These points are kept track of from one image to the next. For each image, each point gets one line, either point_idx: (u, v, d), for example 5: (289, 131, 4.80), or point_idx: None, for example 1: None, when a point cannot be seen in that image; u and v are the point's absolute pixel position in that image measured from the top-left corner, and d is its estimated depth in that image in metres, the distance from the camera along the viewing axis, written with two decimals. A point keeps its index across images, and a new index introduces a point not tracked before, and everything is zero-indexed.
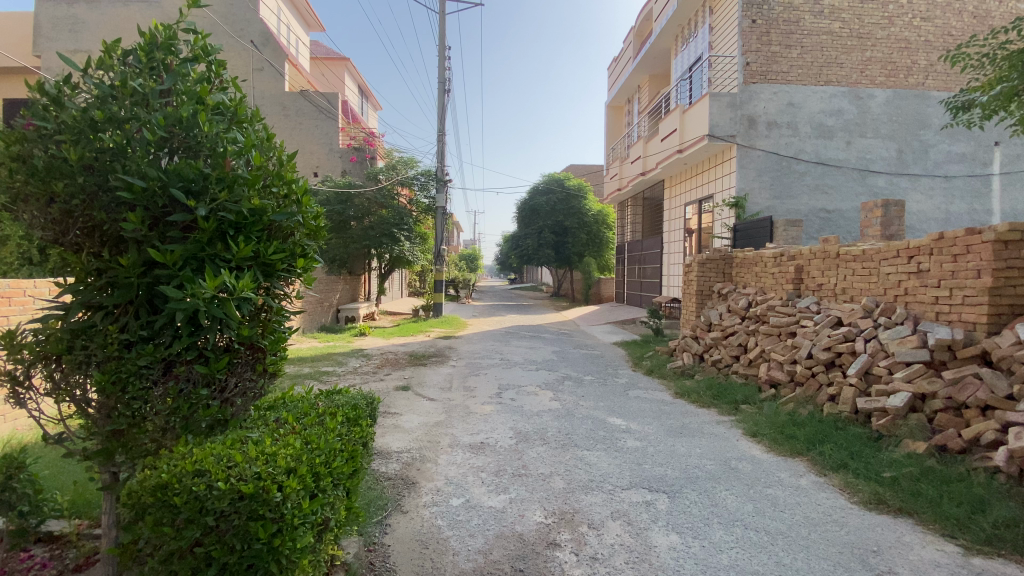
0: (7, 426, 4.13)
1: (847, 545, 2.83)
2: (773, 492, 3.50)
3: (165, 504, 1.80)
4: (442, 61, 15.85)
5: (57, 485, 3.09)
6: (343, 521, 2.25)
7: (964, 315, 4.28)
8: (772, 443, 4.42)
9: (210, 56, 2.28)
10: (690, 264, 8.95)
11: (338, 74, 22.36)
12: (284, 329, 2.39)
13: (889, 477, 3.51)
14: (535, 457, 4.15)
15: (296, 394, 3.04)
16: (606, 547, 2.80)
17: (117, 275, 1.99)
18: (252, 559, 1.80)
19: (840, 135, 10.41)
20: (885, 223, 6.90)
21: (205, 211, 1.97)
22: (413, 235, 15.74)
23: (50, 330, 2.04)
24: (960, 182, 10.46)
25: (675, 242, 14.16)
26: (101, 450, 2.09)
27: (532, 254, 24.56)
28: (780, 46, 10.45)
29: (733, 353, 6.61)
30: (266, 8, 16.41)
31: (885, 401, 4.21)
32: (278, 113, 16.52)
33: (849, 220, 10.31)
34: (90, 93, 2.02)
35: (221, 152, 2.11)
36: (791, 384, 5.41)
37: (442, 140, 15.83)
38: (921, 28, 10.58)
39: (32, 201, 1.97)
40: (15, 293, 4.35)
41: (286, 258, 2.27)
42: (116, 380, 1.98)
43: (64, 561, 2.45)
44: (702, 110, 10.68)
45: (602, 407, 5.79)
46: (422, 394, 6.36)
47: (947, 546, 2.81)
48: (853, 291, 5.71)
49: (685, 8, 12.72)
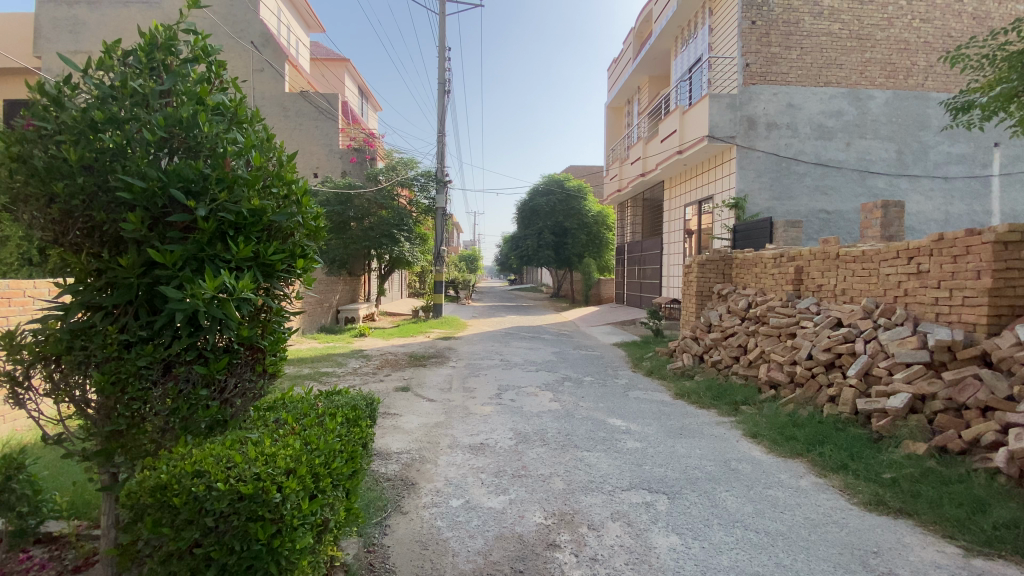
0: (7, 427, 4.14)
1: (847, 546, 2.82)
2: (773, 493, 3.50)
3: (165, 505, 1.79)
4: (442, 62, 15.85)
5: (57, 485, 3.09)
6: (343, 522, 2.24)
7: (964, 316, 4.27)
8: (772, 444, 4.42)
9: (210, 56, 2.28)
10: (690, 265, 8.95)
11: (338, 75, 22.39)
12: (284, 329, 2.40)
13: (888, 478, 3.51)
14: (535, 458, 4.14)
15: (296, 394, 3.04)
16: (606, 548, 2.80)
17: (117, 276, 1.99)
18: (252, 560, 1.79)
19: (840, 136, 10.41)
20: (884, 224, 6.89)
21: (205, 211, 1.97)
22: (413, 235, 15.77)
23: (49, 331, 2.04)
24: (960, 183, 10.46)
25: (674, 243, 14.17)
26: (100, 450, 2.08)
27: (532, 255, 24.56)
28: (780, 47, 10.46)
29: (733, 354, 6.61)
30: (266, 9, 16.43)
31: (886, 402, 4.20)
32: (278, 114, 16.54)
33: (849, 221, 10.32)
34: (90, 93, 2.02)
35: (221, 153, 2.11)
36: (791, 385, 5.41)
37: (442, 141, 15.84)
38: (921, 29, 10.59)
39: (31, 202, 1.96)
40: (15, 293, 4.35)
41: (286, 258, 2.27)
42: (115, 380, 1.98)
43: (64, 562, 2.45)
44: (702, 111, 10.68)
45: (602, 408, 5.79)
46: (422, 395, 6.36)
47: (947, 547, 2.81)
48: (853, 292, 5.71)
49: (685, 9, 12.73)
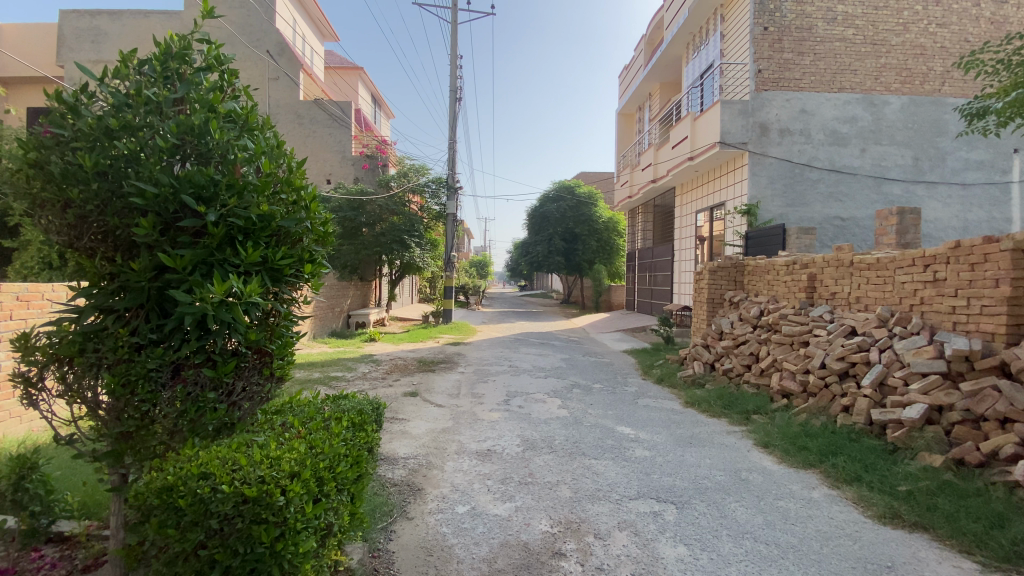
0: (23, 428, 4.25)
1: (860, 560, 2.77)
2: (785, 505, 3.43)
3: (171, 506, 1.81)
4: (454, 69, 16.01)
5: (69, 485, 3.14)
6: (348, 526, 2.26)
7: (982, 325, 4.19)
8: (783, 454, 4.35)
9: (223, 65, 2.32)
10: (702, 272, 8.87)
11: (351, 83, 22.58)
12: (292, 333, 2.43)
13: (904, 490, 3.44)
14: (542, 465, 4.12)
15: (302, 398, 3.05)
16: (612, 558, 2.77)
17: (129, 279, 2.03)
18: (254, 563, 1.80)
19: (854, 142, 10.30)
20: (900, 231, 6.79)
21: (215, 218, 2.01)
22: (423, 241, 15.85)
23: (63, 333, 2.07)
24: (979, 189, 10.27)
25: (686, 249, 14.08)
26: (110, 451, 2.10)
27: (542, 262, 24.61)
28: (793, 53, 10.40)
29: (745, 363, 6.51)
30: (281, 19, 16.70)
31: (901, 413, 4.13)
32: (293, 121, 16.82)
33: (864, 228, 10.20)
34: (106, 101, 2.06)
35: (230, 160, 2.13)
36: (803, 395, 5.31)
37: (453, 147, 15.97)
38: (937, 34, 10.47)
39: (48, 206, 2.00)
40: (34, 296, 4.42)
41: (294, 263, 2.30)
42: (125, 382, 2.00)
43: (74, 561, 2.46)
44: (714, 117, 10.60)
45: (611, 416, 5.74)
46: (430, 400, 6.37)
47: (964, 563, 2.74)
48: (867, 301, 5.64)
49: (696, 17, 12.79)
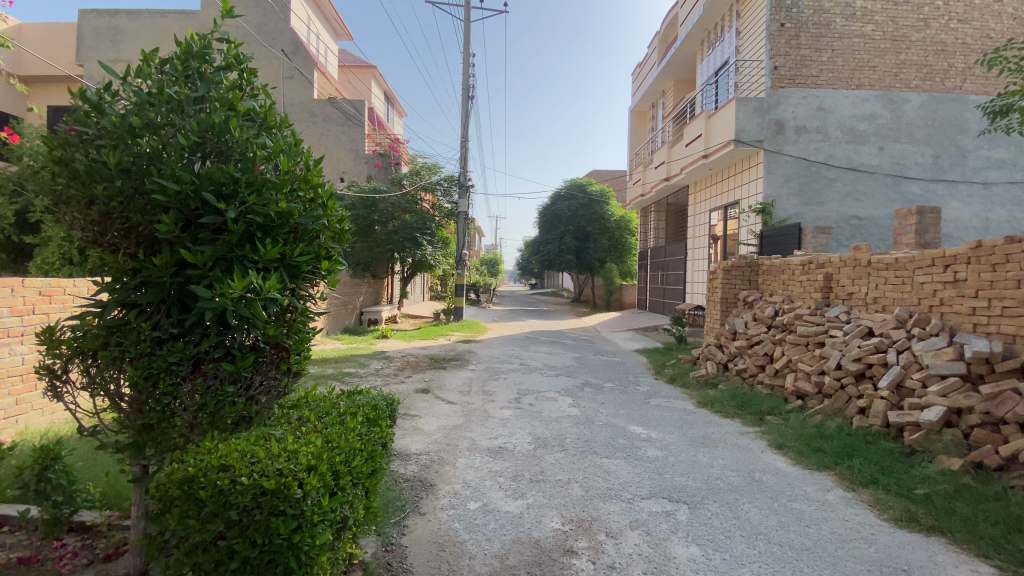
0: (46, 419, 4.36)
1: (876, 563, 2.73)
2: (800, 506, 3.41)
3: (191, 496, 1.85)
4: (467, 67, 16.08)
5: (91, 476, 3.22)
6: (363, 520, 2.29)
7: (1003, 327, 4.11)
8: (798, 456, 4.30)
9: (242, 64, 2.34)
10: (715, 271, 8.79)
11: (365, 82, 22.78)
12: (308, 329, 2.45)
13: (921, 494, 3.38)
14: (553, 464, 4.12)
15: (319, 392, 3.10)
16: (624, 557, 2.77)
17: (151, 274, 2.07)
18: (273, 554, 1.84)
19: (873, 139, 10.11)
20: (919, 231, 6.67)
21: (234, 214, 2.04)
22: (435, 239, 15.88)
23: (87, 327, 2.12)
24: (1000, 189, 10.07)
25: (699, 248, 13.98)
26: (132, 442, 2.15)
27: (553, 260, 24.61)
28: (810, 50, 10.32)
29: (759, 363, 6.46)
30: (297, 18, 16.88)
31: (919, 415, 4.07)
32: (307, 119, 16.97)
33: (882, 227, 10.05)
34: (129, 100, 2.09)
35: (250, 157, 2.16)
36: (818, 396, 5.24)
37: (465, 145, 16.02)
38: (959, 30, 10.26)
39: (73, 203, 2.05)
40: (55, 291, 4.56)
41: (311, 260, 2.33)
42: (147, 375, 2.05)
43: (95, 551, 2.50)
44: (729, 115, 10.51)
45: (623, 414, 5.75)
46: (442, 397, 6.42)
47: (981, 567, 2.70)
48: (885, 301, 5.56)
49: (712, 13, 12.71)
